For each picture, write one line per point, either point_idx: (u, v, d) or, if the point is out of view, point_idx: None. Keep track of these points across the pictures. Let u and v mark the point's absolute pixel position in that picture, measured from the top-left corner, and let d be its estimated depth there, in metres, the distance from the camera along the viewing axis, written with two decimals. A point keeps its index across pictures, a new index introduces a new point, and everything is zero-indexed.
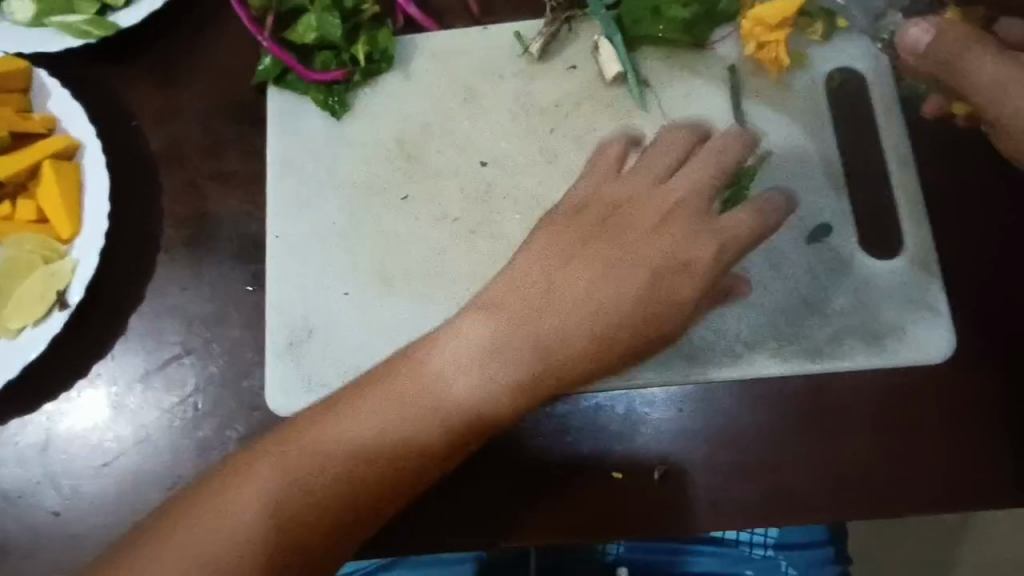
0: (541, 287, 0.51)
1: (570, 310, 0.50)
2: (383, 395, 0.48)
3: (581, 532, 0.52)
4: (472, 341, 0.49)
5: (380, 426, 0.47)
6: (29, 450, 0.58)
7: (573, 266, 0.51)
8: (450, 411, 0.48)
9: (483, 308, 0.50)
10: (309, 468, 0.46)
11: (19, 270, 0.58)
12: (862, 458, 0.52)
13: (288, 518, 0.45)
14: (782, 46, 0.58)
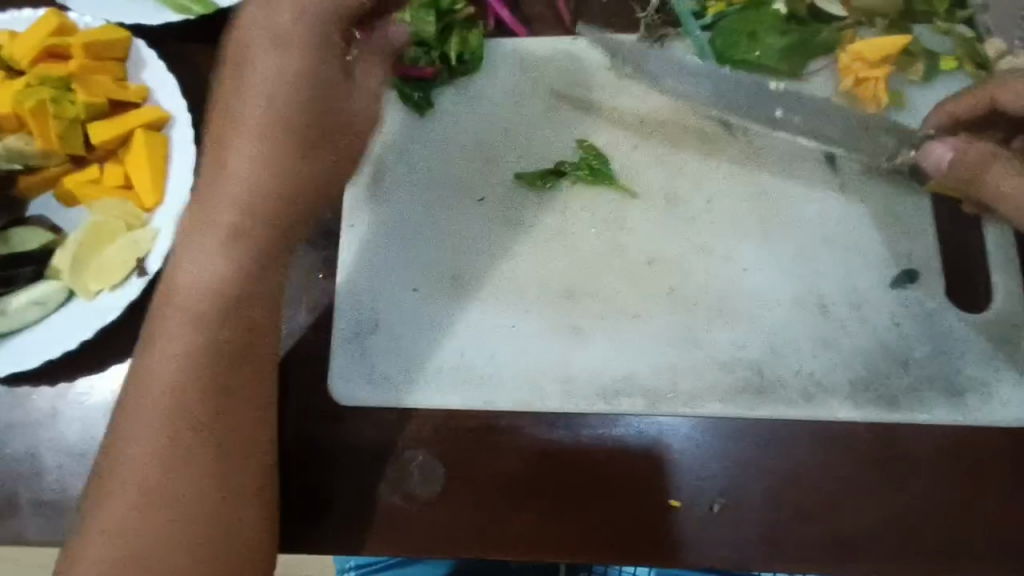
0: (208, 165, 0.46)
1: (256, 158, 0.45)
2: (165, 330, 0.44)
3: (625, 553, 0.51)
4: (199, 250, 0.44)
5: (157, 361, 0.43)
6: (95, 410, 0.60)
7: (228, 135, 0.45)
8: (201, 316, 0.44)
9: (185, 226, 0.46)
10: (143, 455, 0.41)
11: (103, 234, 0.60)
12: (934, 515, 0.50)
13: (158, 507, 0.40)
14: (881, 82, 0.56)
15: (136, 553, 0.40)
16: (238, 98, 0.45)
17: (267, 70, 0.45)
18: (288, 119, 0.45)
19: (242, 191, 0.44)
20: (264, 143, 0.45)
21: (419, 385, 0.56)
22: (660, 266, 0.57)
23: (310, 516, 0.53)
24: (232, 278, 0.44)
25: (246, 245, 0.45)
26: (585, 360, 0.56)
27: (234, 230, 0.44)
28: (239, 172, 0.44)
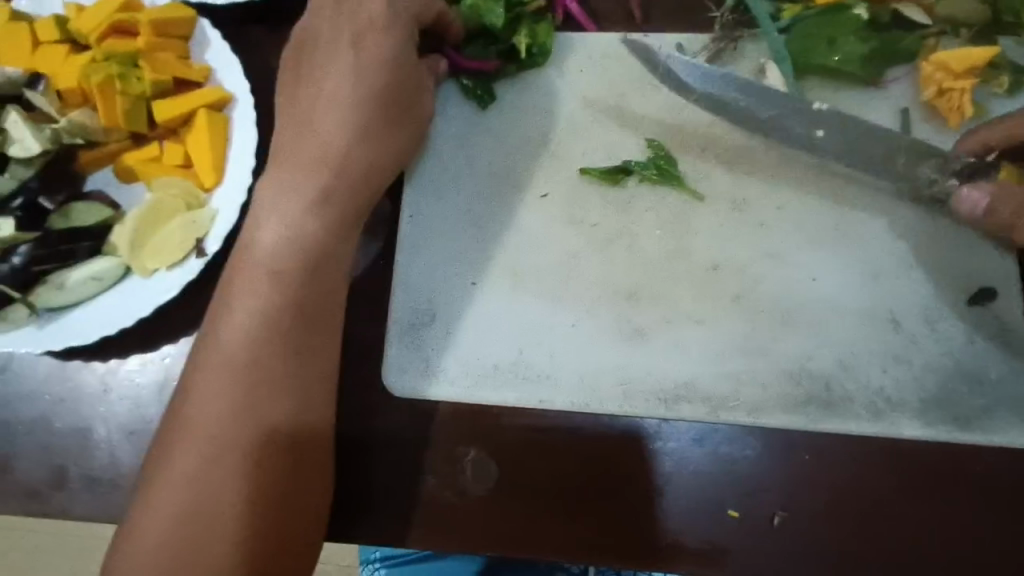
0: (293, 138, 0.54)
1: (340, 135, 0.54)
2: (242, 286, 0.50)
3: (683, 561, 0.50)
4: (280, 207, 0.52)
5: (242, 305, 0.49)
6: (147, 388, 0.59)
7: (320, 110, 0.54)
8: (283, 267, 0.50)
9: (266, 187, 0.52)
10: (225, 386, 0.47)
11: (162, 212, 0.60)
12: (1008, 540, 0.48)
13: (234, 435, 0.46)
14: (967, 94, 0.55)
15: (209, 471, 0.46)
16: (324, 94, 0.55)
17: (354, 70, 0.55)
18: (368, 106, 0.54)
19: (322, 155, 0.53)
20: (354, 113, 0.54)
21: (474, 380, 0.56)
22: (727, 272, 0.56)
23: (361, 507, 0.52)
24: (312, 235, 0.51)
25: (323, 205, 0.52)
26: (644, 363, 0.55)
27: (320, 193, 0.52)
28: (321, 143, 0.53)
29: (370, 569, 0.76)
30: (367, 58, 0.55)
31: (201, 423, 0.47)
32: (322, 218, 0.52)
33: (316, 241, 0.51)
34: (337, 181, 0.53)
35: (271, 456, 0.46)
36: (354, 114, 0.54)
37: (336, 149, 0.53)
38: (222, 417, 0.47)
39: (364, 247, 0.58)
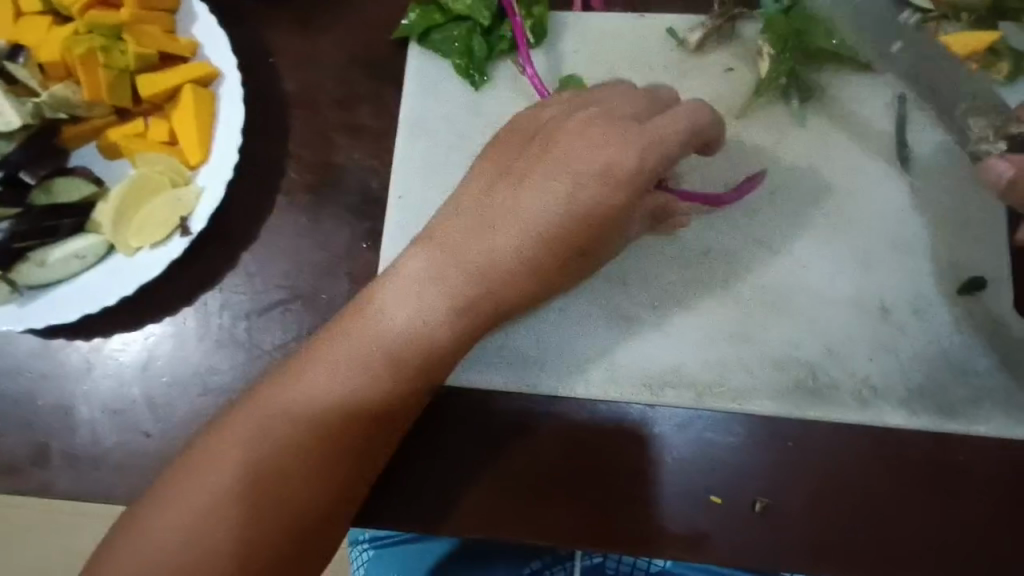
0: (462, 230, 0.51)
1: (510, 246, 0.50)
2: (344, 348, 0.49)
3: (662, 546, 0.51)
4: (420, 296, 0.50)
5: (343, 369, 0.48)
6: (129, 367, 0.59)
7: (507, 215, 0.51)
8: (399, 358, 0.49)
9: (415, 258, 0.51)
10: (284, 433, 0.46)
11: (146, 189, 0.59)
12: (986, 531, 0.48)
13: (284, 482, 0.45)
14: (966, 80, 0.54)
15: (218, 515, 0.44)
16: (518, 202, 0.51)
17: (563, 192, 0.50)
18: (551, 239, 0.51)
19: (475, 260, 0.50)
20: (529, 233, 0.51)
21: (459, 361, 0.55)
22: (718, 258, 0.56)
23: (358, 495, 0.52)
24: (439, 344, 0.49)
25: (464, 319, 0.50)
26: (630, 349, 0.55)
27: (462, 304, 0.50)
28: (485, 254, 0.50)
29: (358, 550, 0.76)
30: (581, 193, 0.50)
31: (253, 454, 0.45)
32: (451, 330, 0.50)
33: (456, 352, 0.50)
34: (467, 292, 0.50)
35: (304, 517, 0.45)
36: (530, 235, 0.51)
37: (499, 264, 0.51)
38: (277, 457, 0.45)
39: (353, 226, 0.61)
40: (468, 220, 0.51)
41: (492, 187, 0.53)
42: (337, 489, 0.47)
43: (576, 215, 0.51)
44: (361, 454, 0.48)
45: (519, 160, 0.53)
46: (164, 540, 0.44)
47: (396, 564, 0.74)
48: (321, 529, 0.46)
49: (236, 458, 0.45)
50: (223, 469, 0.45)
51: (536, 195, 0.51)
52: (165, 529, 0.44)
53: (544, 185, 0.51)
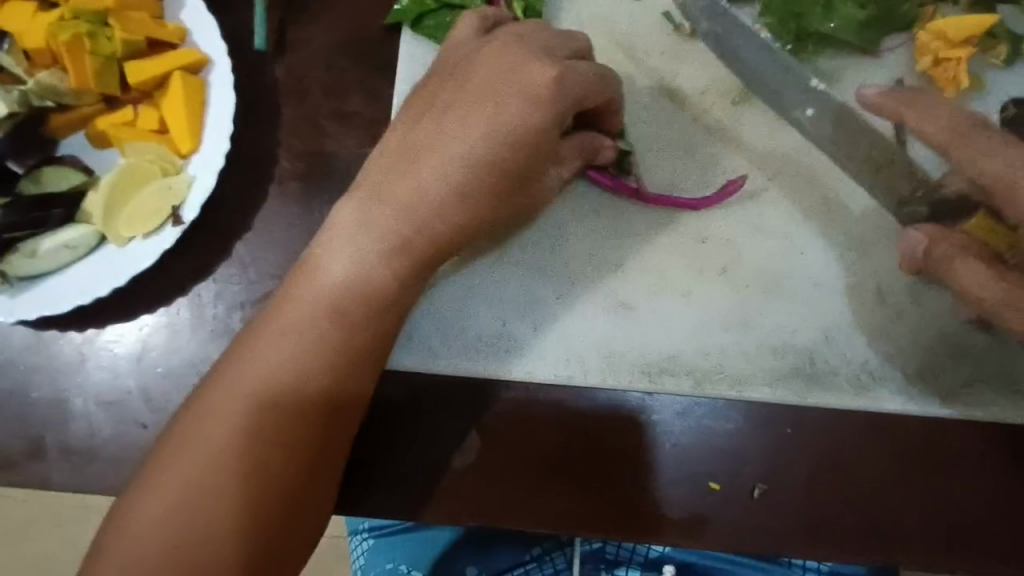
0: (389, 171, 0.50)
1: (439, 179, 0.49)
2: (294, 306, 0.47)
3: (661, 532, 0.51)
4: (353, 242, 0.48)
5: (283, 325, 0.47)
6: (123, 358, 0.59)
7: (429, 152, 0.50)
8: (344, 303, 0.47)
9: (348, 210, 0.49)
10: (248, 405, 0.45)
11: (136, 178, 0.58)
12: (980, 513, 0.49)
13: (245, 453, 0.44)
14: (963, 64, 0.54)
15: (197, 500, 0.43)
16: (444, 138, 0.50)
17: (489, 120, 0.50)
18: (484, 166, 0.49)
19: (404, 195, 0.49)
20: (459, 162, 0.49)
21: (458, 352, 0.55)
22: (713, 244, 0.56)
23: (359, 485, 0.52)
24: (380, 281, 0.48)
25: (402, 256, 0.48)
26: (627, 336, 0.55)
27: (399, 241, 0.48)
28: (419, 194, 0.49)
29: (358, 539, 0.75)
30: (509, 118, 0.50)
31: (215, 432, 0.44)
32: (392, 268, 0.48)
33: (398, 289, 0.49)
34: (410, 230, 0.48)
35: (272, 485, 0.44)
36: (462, 164, 0.49)
37: (433, 197, 0.49)
38: (236, 432, 0.44)
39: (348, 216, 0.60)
40: (389, 160, 0.50)
41: (414, 125, 0.51)
42: (299, 450, 0.45)
43: (505, 139, 0.49)
44: (319, 410, 0.46)
45: (438, 99, 0.52)
46: (138, 533, 0.43)
47: (397, 552, 0.75)
48: (295, 497, 0.45)
49: (198, 441, 0.44)
50: (188, 453, 0.44)
51: (463, 128, 0.50)
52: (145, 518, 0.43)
53: (469, 119, 0.50)
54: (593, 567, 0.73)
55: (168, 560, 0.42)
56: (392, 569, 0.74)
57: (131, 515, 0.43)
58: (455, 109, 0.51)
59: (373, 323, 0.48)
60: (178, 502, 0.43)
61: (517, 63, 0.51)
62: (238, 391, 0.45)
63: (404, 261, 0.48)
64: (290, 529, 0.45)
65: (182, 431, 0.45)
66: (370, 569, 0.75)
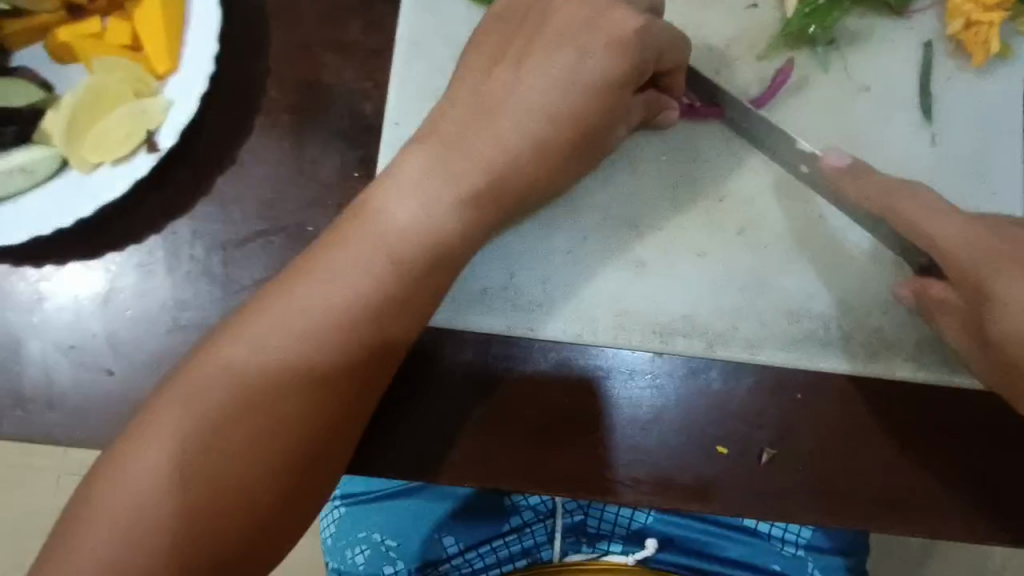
0: (464, 121, 0.46)
1: (515, 131, 0.45)
2: (345, 258, 0.43)
3: (667, 495, 0.50)
4: (420, 192, 0.44)
5: (334, 277, 0.43)
6: (88, 300, 0.53)
7: (507, 100, 0.46)
8: (401, 260, 0.43)
9: (413, 157, 0.45)
10: (271, 363, 0.41)
11: (107, 98, 0.52)
12: (979, 480, 0.49)
13: (267, 404, 0.41)
14: (995, 28, 0.52)
15: (196, 462, 0.40)
16: (521, 89, 0.46)
17: (566, 67, 0.46)
18: (562, 120, 0.46)
19: (480, 146, 0.45)
20: (541, 116, 0.46)
21: (482, 310, 0.52)
22: (732, 202, 0.53)
23: (365, 445, 0.49)
24: (445, 236, 0.45)
25: (473, 212, 0.45)
26: (656, 298, 0.52)
27: (468, 193, 0.45)
28: (500, 149, 0.45)
29: (330, 506, 0.73)
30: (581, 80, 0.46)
31: (224, 385, 0.41)
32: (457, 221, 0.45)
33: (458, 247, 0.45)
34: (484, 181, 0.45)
35: (283, 447, 0.41)
36: (543, 117, 0.46)
37: (507, 149, 0.45)
38: (260, 381, 0.41)
39: (343, 156, 0.55)
40: (465, 106, 0.46)
41: (488, 74, 0.47)
42: (326, 407, 0.42)
43: (591, 94, 0.46)
44: (353, 365, 0.43)
45: (505, 54, 0.47)
46: (137, 486, 0.39)
47: (370, 520, 0.73)
48: (311, 454, 0.42)
49: (206, 390, 0.41)
50: (191, 407, 0.40)
51: (546, 81, 0.46)
52: (132, 479, 0.39)
53: (542, 65, 0.46)
54: (573, 542, 0.73)
55: (157, 525, 0.38)
56: (364, 537, 0.72)
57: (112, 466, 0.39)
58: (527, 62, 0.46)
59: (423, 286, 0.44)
60: (186, 457, 0.39)
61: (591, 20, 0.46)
62: (258, 349, 0.41)
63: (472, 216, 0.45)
64: (302, 495, 0.42)
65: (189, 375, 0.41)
66: (341, 538, 0.73)
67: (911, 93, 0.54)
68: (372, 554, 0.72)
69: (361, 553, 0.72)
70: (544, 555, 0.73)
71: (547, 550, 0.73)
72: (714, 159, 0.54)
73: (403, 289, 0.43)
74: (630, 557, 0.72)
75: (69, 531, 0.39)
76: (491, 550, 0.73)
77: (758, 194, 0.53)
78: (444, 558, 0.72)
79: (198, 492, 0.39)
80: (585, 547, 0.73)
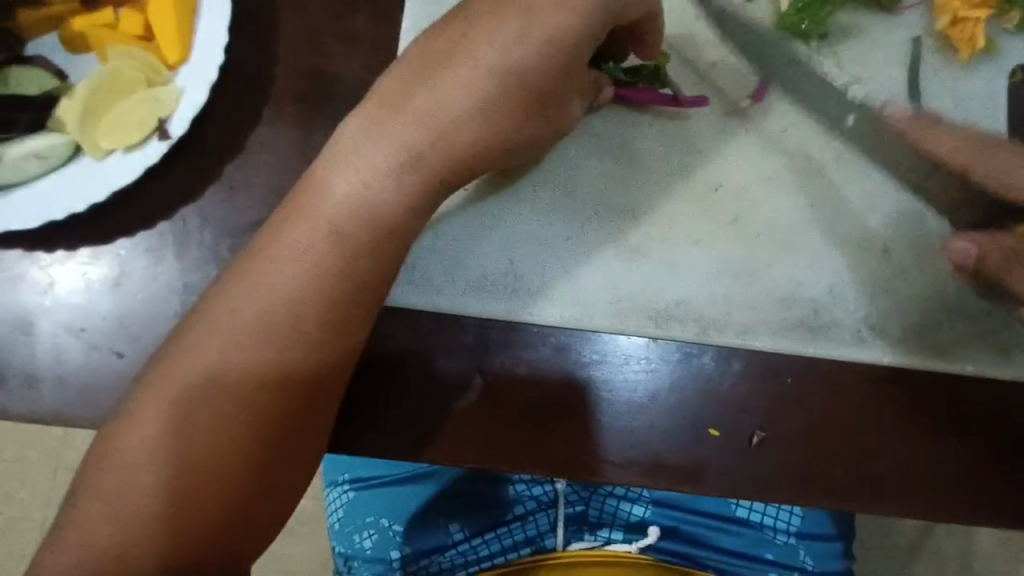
0: (405, 85, 0.46)
1: (457, 99, 0.46)
2: (299, 232, 0.45)
3: (658, 475, 0.51)
4: (362, 158, 0.45)
5: (288, 248, 0.45)
6: (99, 283, 0.55)
7: (448, 68, 0.46)
8: (350, 230, 0.45)
9: (356, 123, 0.46)
10: (237, 337, 0.44)
11: (120, 87, 0.54)
12: (962, 463, 0.51)
13: (238, 373, 0.44)
14: (981, 24, 0.54)
15: (184, 433, 0.44)
16: (465, 54, 0.46)
17: (511, 31, 0.46)
18: (509, 86, 0.46)
19: (419, 113, 0.46)
20: (483, 85, 0.46)
21: (482, 296, 0.54)
22: (726, 193, 0.55)
23: (369, 424, 0.51)
24: (389, 203, 0.46)
25: (415, 175, 0.46)
26: (649, 284, 0.54)
27: (408, 160, 0.46)
28: (444, 114, 0.46)
29: (338, 491, 0.75)
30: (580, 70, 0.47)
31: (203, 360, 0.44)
32: (407, 192, 0.46)
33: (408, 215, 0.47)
34: (428, 148, 0.46)
35: (261, 416, 0.44)
36: (486, 88, 0.46)
37: (447, 117, 0.46)
38: (231, 351, 0.44)
39: None
40: (404, 71, 0.46)
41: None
42: (290, 374, 0.44)
43: (529, 67, 0.46)
44: (311, 332, 0.45)
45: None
46: (143, 451, 0.44)
47: (378, 505, 0.75)
48: (279, 418, 0.45)
49: (185, 368, 0.44)
50: (176, 380, 0.44)
51: (483, 46, 0.46)
52: (136, 447, 0.44)
53: (488, 30, 0.46)
54: (576, 530, 0.74)
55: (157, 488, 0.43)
56: (372, 522, 0.74)
57: None
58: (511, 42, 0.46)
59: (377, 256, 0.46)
60: (177, 424, 0.44)
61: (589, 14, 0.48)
62: (222, 325, 0.44)
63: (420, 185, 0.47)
64: (287, 459, 0.45)
65: (179, 349, 0.45)
66: (348, 523, 0.75)
67: (899, 88, 0.56)
68: (380, 539, 0.74)
69: (370, 538, 0.74)
70: (548, 544, 0.74)
71: (551, 539, 0.74)
72: (704, 150, 0.55)
73: (359, 258, 0.45)
74: (633, 546, 0.74)
75: (97, 494, 0.43)
76: (495, 537, 0.74)
77: (747, 183, 0.55)
78: (449, 545, 0.73)
79: (192, 457, 0.43)
80: (587, 536, 0.74)
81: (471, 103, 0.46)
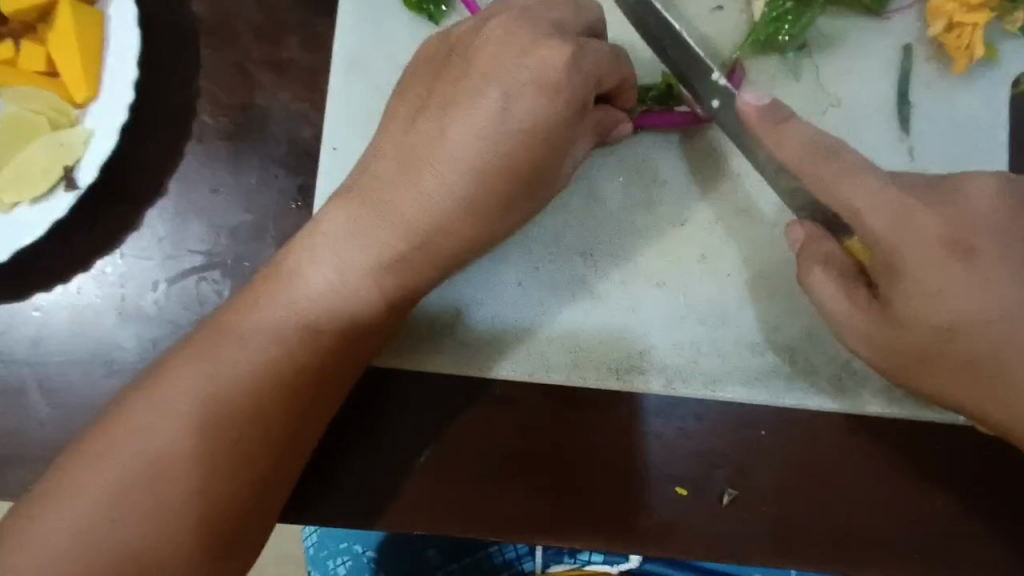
0: (389, 177, 0.44)
1: (447, 190, 0.43)
2: (265, 315, 0.42)
3: (625, 539, 0.47)
4: (339, 255, 0.43)
5: (246, 343, 0.42)
6: (18, 343, 0.51)
7: (433, 153, 0.43)
8: (324, 320, 0.43)
9: (333, 216, 0.44)
10: (185, 418, 0.40)
11: (27, 133, 0.49)
12: (951, 519, 0.47)
13: (187, 464, 0.39)
14: (979, 30, 0.47)
15: (113, 530, 0.38)
16: (446, 139, 0.43)
17: (492, 114, 0.42)
18: (488, 166, 0.42)
19: (408, 209, 0.43)
20: (471, 174, 0.43)
21: (426, 348, 0.49)
22: (692, 227, 0.50)
23: (311, 493, 0.47)
24: (368, 299, 0.43)
25: (395, 275, 0.44)
26: (609, 331, 0.50)
27: (398, 258, 0.43)
28: (425, 210, 0.43)
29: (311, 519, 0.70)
30: (518, 107, 0.42)
31: (139, 446, 0.39)
32: (379, 290, 0.44)
33: (385, 313, 0.44)
34: (414, 241, 0.43)
35: (216, 501, 0.40)
36: (472, 172, 0.43)
37: (436, 208, 0.43)
38: (180, 437, 0.40)
39: (280, 183, 0.52)
40: (388, 159, 0.44)
41: (410, 120, 0.44)
42: (239, 473, 0.40)
43: (521, 138, 0.42)
44: (270, 427, 0.41)
45: (436, 90, 0.44)
46: (46, 556, 0.37)
47: (351, 531, 0.70)
48: (221, 522, 0.40)
49: (117, 452, 0.39)
50: (104, 467, 0.39)
51: (462, 129, 0.42)
52: (41, 552, 0.37)
53: (471, 112, 0.42)
54: (554, 554, 0.69)
55: None
56: (345, 549, 0.70)
57: (40, 519, 0.38)
58: (456, 98, 0.43)
59: (353, 341, 0.44)
60: (82, 532, 0.37)
61: (527, 44, 0.42)
62: (169, 404, 0.40)
63: (399, 282, 0.44)
64: (244, 542, 0.41)
65: (94, 437, 0.40)
66: (322, 548, 0.71)
67: (887, 102, 0.50)
68: (354, 565, 0.70)
69: (343, 565, 0.70)
70: (526, 566, 0.70)
71: (529, 560, 0.70)
72: (671, 183, 0.51)
73: (330, 342, 0.43)
74: (614, 568, 0.69)
75: None
76: (470, 563, 0.69)
77: (715, 218, 0.50)
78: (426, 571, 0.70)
79: (116, 556, 0.37)
80: (567, 558, 0.69)
81: (460, 192, 0.43)
